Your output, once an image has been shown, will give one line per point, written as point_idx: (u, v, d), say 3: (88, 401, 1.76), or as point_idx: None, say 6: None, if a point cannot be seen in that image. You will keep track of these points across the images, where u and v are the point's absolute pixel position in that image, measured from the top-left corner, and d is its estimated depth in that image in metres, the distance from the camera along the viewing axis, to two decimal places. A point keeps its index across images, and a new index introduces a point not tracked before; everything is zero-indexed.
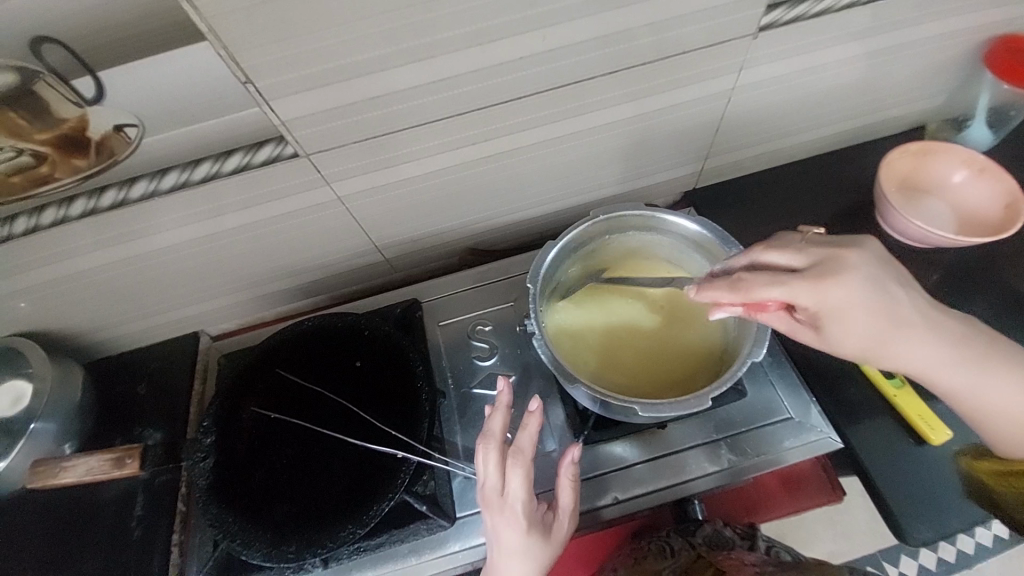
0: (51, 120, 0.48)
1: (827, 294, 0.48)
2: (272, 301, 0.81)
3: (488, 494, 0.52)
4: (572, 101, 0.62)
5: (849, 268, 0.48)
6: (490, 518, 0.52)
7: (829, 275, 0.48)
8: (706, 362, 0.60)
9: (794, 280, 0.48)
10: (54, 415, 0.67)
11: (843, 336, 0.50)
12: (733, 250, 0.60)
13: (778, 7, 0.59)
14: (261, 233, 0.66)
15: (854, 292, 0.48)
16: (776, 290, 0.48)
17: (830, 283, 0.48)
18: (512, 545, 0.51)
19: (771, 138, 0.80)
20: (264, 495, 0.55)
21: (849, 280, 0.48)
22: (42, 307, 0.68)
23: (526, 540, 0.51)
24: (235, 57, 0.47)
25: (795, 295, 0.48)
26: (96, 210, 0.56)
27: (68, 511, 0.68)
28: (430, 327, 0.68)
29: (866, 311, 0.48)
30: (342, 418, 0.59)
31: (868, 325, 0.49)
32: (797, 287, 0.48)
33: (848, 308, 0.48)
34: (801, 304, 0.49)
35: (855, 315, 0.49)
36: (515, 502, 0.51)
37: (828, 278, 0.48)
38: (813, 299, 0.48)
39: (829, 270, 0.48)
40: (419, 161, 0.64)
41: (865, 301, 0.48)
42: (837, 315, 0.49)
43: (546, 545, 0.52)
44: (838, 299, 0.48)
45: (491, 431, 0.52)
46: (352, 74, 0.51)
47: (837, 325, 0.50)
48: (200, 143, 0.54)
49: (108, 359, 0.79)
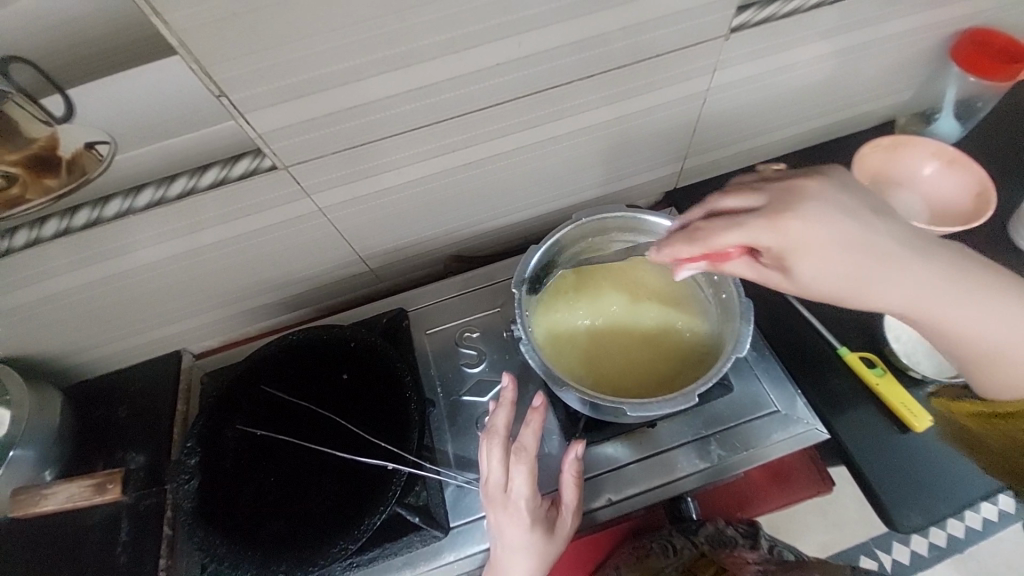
0: (22, 141, 0.47)
1: (790, 231, 0.47)
2: (256, 316, 0.80)
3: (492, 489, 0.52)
4: (551, 105, 0.63)
5: (804, 202, 0.48)
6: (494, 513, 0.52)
7: (788, 207, 0.47)
8: (693, 358, 0.61)
9: (743, 217, 0.48)
10: (33, 442, 0.65)
11: (820, 275, 0.48)
12: None
13: (748, 9, 0.60)
14: (243, 248, 0.66)
15: (817, 223, 0.47)
16: (737, 231, 0.47)
17: (790, 216, 0.47)
18: (515, 541, 0.51)
19: (749, 136, 0.81)
20: (253, 512, 0.54)
21: (807, 212, 0.47)
22: (16, 331, 0.66)
23: (528, 536, 0.52)
24: (208, 71, 0.46)
25: (755, 235, 0.47)
26: (70, 230, 0.55)
27: (49, 540, 0.65)
28: (417, 336, 0.67)
29: (830, 243, 0.47)
30: (330, 432, 0.58)
31: (830, 259, 0.47)
32: (757, 228, 0.47)
33: (817, 241, 0.47)
34: (765, 245, 0.48)
35: (822, 247, 0.47)
36: (520, 498, 0.52)
37: (789, 212, 0.47)
38: (776, 237, 0.47)
39: (789, 203, 0.48)
40: (400, 170, 0.64)
41: (831, 231, 0.47)
42: (805, 251, 0.47)
43: (547, 541, 0.53)
44: (802, 234, 0.47)
45: (496, 427, 0.53)
46: (327, 85, 0.51)
47: (796, 260, 0.48)
48: (175, 159, 0.53)
49: (89, 381, 0.77)
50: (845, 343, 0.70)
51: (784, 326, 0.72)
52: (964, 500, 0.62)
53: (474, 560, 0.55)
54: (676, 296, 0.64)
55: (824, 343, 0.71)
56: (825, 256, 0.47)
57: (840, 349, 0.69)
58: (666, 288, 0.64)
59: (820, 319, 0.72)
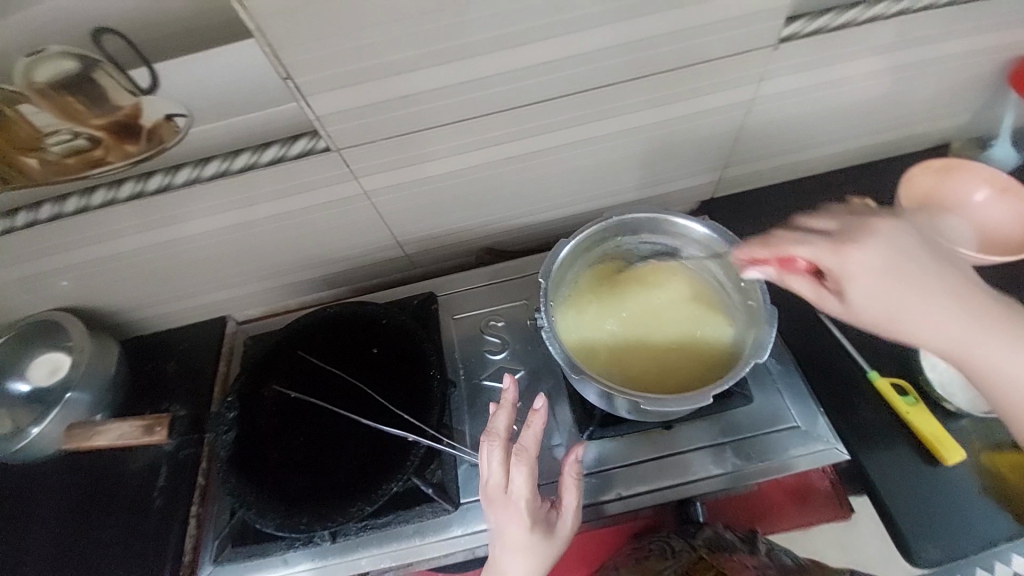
0: (109, 107, 0.51)
1: (854, 257, 0.48)
2: (296, 291, 0.85)
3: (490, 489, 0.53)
4: (592, 106, 0.65)
5: (877, 232, 0.49)
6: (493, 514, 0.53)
7: (857, 236, 0.48)
8: (714, 360, 0.60)
9: (815, 237, 0.50)
10: (90, 386, 0.72)
11: (875, 306, 0.48)
12: None
13: (796, 21, 0.61)
14: (291, 223, 0.70)
15: (882, 256, 0.48)
16: (805, 246, 0.49)
17: (863, 244, 0.48)
18: (514, 543, 0.51)
19: (791, 150, 0.80)
20: (280, 467, 0.58)
21: (881, 243, 0.48)
22: (86, 283, 0.73)
23: (527, 537, 0.52)
24: (277, 54, 0.50)
25: (820, 252, 0.49)
26: (142, 193, 0.60)
27: (96, 477, 0.71)
28: (445, 320, 0.70)
29: (891, 278, 0.47)
30: (357, 400, 0.61)
31: (886, 292, 0.47)
32: (822, 248, 0.49)
33: (878, 273, 0.47)
34: (827, 266, 0.49)
35: (878, 278, 0.47)
36: (518, 499, 0.52)
37: (859, 240, 0.48)
38: (838, 260, 0.48)
39: (858, 234, 0.49)
40: (442, 160, 0.67)
41: (896, 269, 0.47)
42: (866, 279, 0.47)
43: (546, 543, 0.53)
44: (870, 264, 0.47)
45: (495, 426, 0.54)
46: (383, 74, 0.54)
47: (851, 286, 0.48)
48: (242, 135, 0.59)
49: (143, 338, 0.84)
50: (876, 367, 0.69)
51: (813, 344, 0.71)
52: (988, 538, 0.59)
53: (479, 538, 0.57)
54: (703, 298, 0.64)
55: (854, 364, 0.69)
56: (884, 288, 0.47)
57: (871, 373, 0.68)
58: (697, 292, 0.64)
59: (851, 340, 0.71)
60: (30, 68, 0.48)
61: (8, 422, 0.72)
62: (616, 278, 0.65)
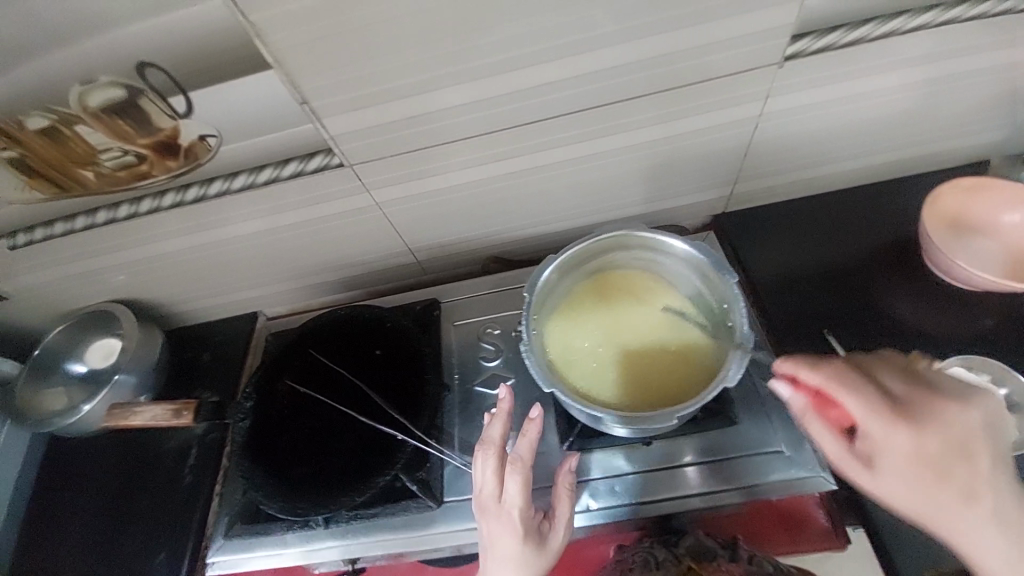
0: (153, 129, 0.59)
1: (899, 435, 0.44)
2: (317, 291, 0.91)
3: (486, 498, 0.55)
4: (592, 124, 0.66)
5: (947, 415, 0.45)
6: (487, 524, 0.55)
7: (923, 415, 0.45)
8: (686, 381, 0.59)
9: (886, 408, 0.45)
10: (135, 370, 0.81)
11: (893, 486, 0.45)
12: (728, 276, 0.60)
13: (803, 38, 0.60)
14: (311, 230, 0.76)
15: (927, 439, 0.44)
16: (862, 409, 0.45)
17: (939, 433, 0.44)
18: (508, 552, 0.53)
19: (807, 166, 0.78)
20: (284, 456, 0.63)
21: (950, 430, 0.44)
22: (137, 278, 0.82)
23: (522, 548, 0.53)
24: (295, 82, 0.55)
25: (867, 413, 0.45)
26: (181, 203, 0.68)
27: (137, 452, 0.80)
28: (445, 326, 0.74)
29: (933, 468, 0.44)
30: (354, 399, 0.66)
31: (930, 486, 0.44)
32: (874, 414, 0.45)
33: (913, 458, 0.44)
34: (867, 431, 0.46)
35: (922, 471, 0.44)
36: (512, 507, 0.54)
37: (937, 425, 0.44)
38: (884, 433, 0.45)
39: (971, 425, 0.45)
40: (448, 175, 0.71)
41: (926, 458, 0.44)
42: (896, 461, 0.45)
43: (540, 554, 0.54)
44: (938, 450, 0.44)
45: (490, 435, 0.57)
46: (390, 97, 0.59)
47: (892, 467, 0.45)
48: (264, 153, 0.64)
49: (185, 329, 0.93)
50: None
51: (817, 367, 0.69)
52: None
53: (455, 536, 0.60)
54: (685, 321, 0.62)
55: None
56: (912, 475, 0.44)
57: None
58: (684, 311, 0.63)
59: None
60: (85, 96, 0.56)
61: (64, 399, 0.83)
62: (600, 294, 0.65)
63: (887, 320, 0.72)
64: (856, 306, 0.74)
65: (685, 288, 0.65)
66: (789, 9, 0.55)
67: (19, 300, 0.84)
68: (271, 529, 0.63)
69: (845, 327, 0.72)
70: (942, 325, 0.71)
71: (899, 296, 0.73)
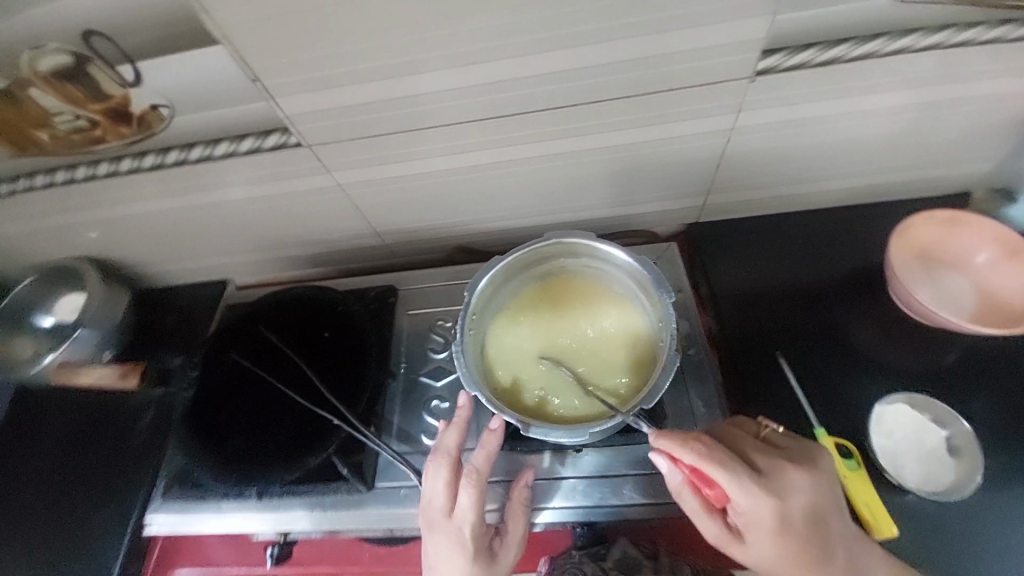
0: (102, 96, 0.59)
1: (766, 512, 0.49)
2: (284, 265, 0.91)
3: (437, 513, 0.56)
4: (556, 124, 0.64)
5: (796, 483, 0.50)
6: (437, 540, 0.55)
7: (781, 491, 0.49)
8: (610, 397, 0.58)
9: (754, 484, 0.49)
10: (97, 326, 0.81)
11: (758, 551, 0.51)
12: (665, 294, 0.59)
13: (775, 54, 0.57)
14: (273, 206, 0.76)
15: (785, 511, 0.49)
16: (735, 491, 0.49)
17: (795, 503, 0.50)
18: (458, 569, 0.53)
19: (781, 184, 0.76)
20: (223, 429, 0.65)
21: (801, 500, 0.50)
22: (103, 238, 0.83)
23: (472, 564, 0.54)
24: (245, 59, 0.54)
25: (739, 494, 0.49)
26: (137, 170, 0.67)
27: (96, 408, 0.83)
28: (399, 314, 0.73)
29: (788, 535, 0.49)
30: (297, 380, 0.67)
31: (789, 551, 0.50)
32: (745, 494, 0.49)
33: (774, 529, 0.49)
34: (738, 507, 0.50)
35: (783, 540, 0.49)
36: (464, 522, 0.54)
37: (791, 493, 0.50)
38: (752, 510, 0.49)
39: (817, 486, 0.51)
40: (410, 163, 0.69)
41: (786, 528, 0.49)
42: (761, 531, 0.50)
43: (490, 571, 0.55)
44: (793, 518, 0.49)
45: (444, 448, 0.57)
46: (344, 81, 0.57)
47: (760, 538, 0.50)
48: (219, 125, 0.63)
49: (154, 290, 0.95)
50: (825, 423, 0.66)
51: (766, 388, 0.69)
52: None
53: (374, 521, 0.61)
54: (622, 336, 0.61)
55: (802, 418, 0.67)
56: (772, 541, 0.50)
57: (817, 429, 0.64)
58: (618, 323, 0.62)
59: (806, 391, 0.68)
60: (34, 60, 0.57)
61: (30, 349, 0.83)
62: (545, 300, 0.65)
63: (845, 347, 0.71)
64: (813, 329, 0.72)
65: (630, 301, 0.64)
66: (762, 23, 0.52)
67: None
68: (209, 496, 0.65)
69: (798, 349, 0.71)
70: (901, 357, 0.69)
71: (859, 324, 0.72)
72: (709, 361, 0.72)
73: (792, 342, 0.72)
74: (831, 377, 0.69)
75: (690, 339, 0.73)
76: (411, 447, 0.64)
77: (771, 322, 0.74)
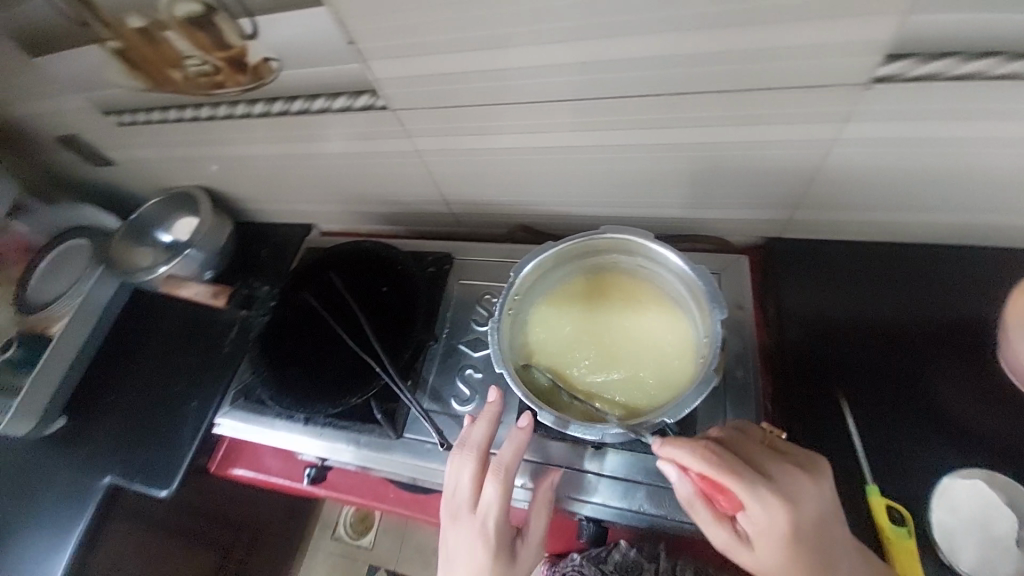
0: (226, 45, 0.66)
1: (777, 520, 0.46)
2: (361, 218, 0.98)
3: (462, 506, 0.56)
4: (635, 114, 0.62)
5: (808, 492, 0.47)
6: (461, 533, 0.55)
7: (794, 499, 0.46)
8: (636, 401, 0.57)
9: (760, 486, 0.46)
10: (203, 248, 0.94)
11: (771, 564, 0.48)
12: (716, 310, 0.56)
13: (901, 59, 0.49)
14: (357, 162, 0.82)
15: (799, 520, 0.46)
16: (743, 494, 0.46)
17: (805, 511, 0.46)
18: (481, 565, 0.53)
19: (886, 210, 0.67)
20: (285, 356, 0.73)
21: (813, 508, 0.47)
22: (217, 172, 0.95)
23: (494, 561, 0.54)
24: (343, 22, 0.58)
25: (749, 500, 0.46)
26: (249, 114, 0.76)
27: (198, 318, 0.98)
28: (452, 282, 0.77)
29: (802, 546, 0.46)
30: (352, 326, 0.73)
31: (800, 564, 0.46)
32: (754, 499, 0.46)
33: (788, 539, 0.46)
34: (748, 515, 0.47)
35: (792, 549, 0.46)
36: (489, 517, 0.55)
37: (801, 501, 0.47)
38: (763, 517, 0.46)
39: (825, 495, 0.48)
40: (484, 137, 0.71)
41: (801, 538, 0.46)
42: (774, 542, 0.47)
43: (512, 570, 0.55)
44: (803, 527, 0.46)
45: (473, 440, 0.58)
46: (430, 51, 0.59)
47: (770, 547, 0.47)
48: (317, 82, 0.68)
49: (253, 224, 1.07)
50: (879, 480, 0.59)
51: (812, 426, 0.64)
52: None
53: (397, 466, 0.66)
54: (662, 345, 0.59)
55: (853, 469, 0.61)
56: (786, 552, 0.46)
57: (869, 486, 0.58)
58: (661, 331, 0.61)
59: (864, 441, 0.62)
60: (170, 6, 0.63)
61: (150, 258, 0.99)
62: (590, 294, 0.64)
63: (926, 404, 0.62)
64: (888, 376, 0.65)
65: (678, 310, 0.61)
66: (887, 24, 0.46)
67: (132, 170, 1.01)
68: (267, 411, 0.75)
69: (865, 395, 0.64)
70: (999, 429, 0.59)
71: (952, 381, 0.63)
72: (757, 386, 0.67)
73: (860, 385, 0.65)
74: (898, 433, 0.61)
75: (741, 359, 0.68)
76: (440, 406, 0.68)
77: (839, 359, 0.67)
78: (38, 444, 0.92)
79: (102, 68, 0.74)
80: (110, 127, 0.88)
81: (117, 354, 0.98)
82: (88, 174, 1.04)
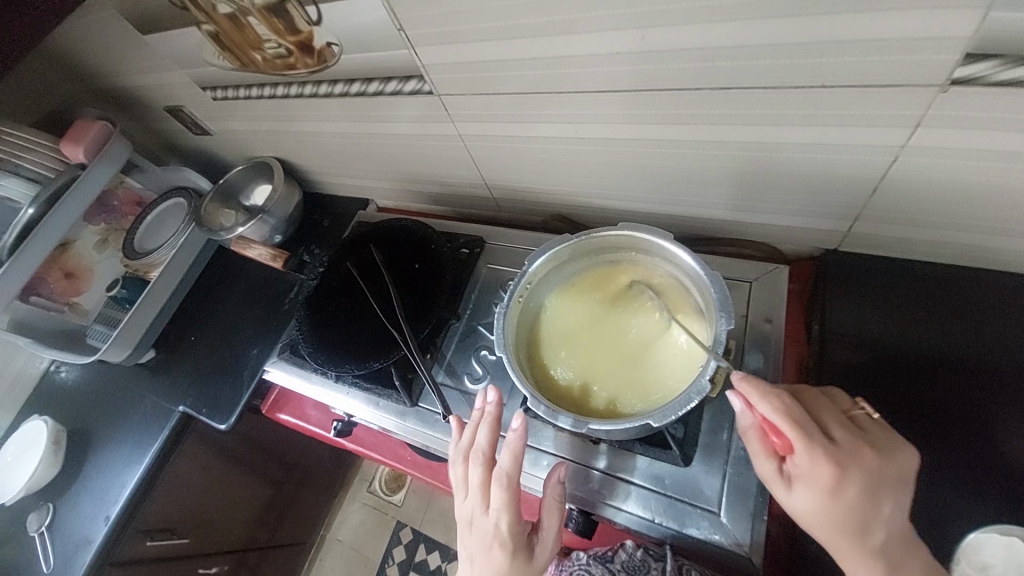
0: (297, 30, 0.72)
1: (824, 474, 0.44)
2: (412, 195, 1.04)
3: (475, 511, 0.56)
4: (674, 108, 0.59)
5: (874, 463, 0.44)
6: (477, 537, 0.55)
7: (852, 460, 0.44)
8: (626, 400, 0.57)
9: (814, 433, 0.45)
10: (276, 215, 1.04)
11: (806, 513, 0.46)
12: (723, 320, 0.54)
13: (983, 60, 0.42)
14: (407, 142, 0.86)
15: (852, 478, 0.44)
16: (792, 430, 0.45)
17: (857, 471, 0.44)
18: (498, 569, 0.53)
19: (962, 231, 0.59)
20: (323, 316, 0.80)
21: (874, 475, 0.44)
22: (291, 145, 1.05)
23: (507, 565, 0.53)
24: (394, 9, 0.61)
25: (807, 445, 0.45)
26: (316, 94, 0.83)
27: (267, 277, 1.11)
28: (482, 264, 0.80)
29: (845, 504, 0.44)
30: (383, 295, 0.79)
31: (830, 519, 0.45)
32: (812, 448, 0.45)
33: (831, 492, 0.44)
34: (800, 461, 0.45)
35: (828, 504, 0.44)
36: (499, 522, 0.54)
37: (858, 463, 0.44)
38: (812, 465, 0.44)
39: (891, 469, 0.45)
40: (522, 124, 0.72)
41: (847, 497, 0.44)
42: (817, 492, 0.45)
43: (529, 569, 0.54)
44: (847, 490, 0.44)
45: (477, 445, 0.58)
46: (472, 38, 0.61)
47: (807, 489, 0.45)
48: (372, 67, 0.73)
49: (320, 196, 1.18)
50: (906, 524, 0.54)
51: None
52: None
53: (409, 431, 0.72)
54: (668, 347, 0.58)
55: None
56: (825, 504, 0.44)
57: None
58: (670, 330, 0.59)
59: None
60: None
61: (231, 219, 1.11)
62: (606, 286, 0.64)
63: (980, 448, 0.55)
64: (937, 412, 0.58)
65: (692, 314, 0.59)
66: (968, 19, 0.40)
67: (222, 139, 1.14)
68: (304, 363, 0.82)
69: (908, 431, 0.58)
70: None
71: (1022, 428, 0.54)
72: None
73: (904, 418, 0.58)
74: (939, 476, 0.55)
75: (759, 376, 0.65)
76: (451, 381, 0.72)
77: (880, 386, 0.61)
78: (133, 368, 1.09)
79: (198, 48, 0.84)
80: (206, 101, 0.99)
81: (198, 303, 1.14)
82: (188, 140, 1.19)
